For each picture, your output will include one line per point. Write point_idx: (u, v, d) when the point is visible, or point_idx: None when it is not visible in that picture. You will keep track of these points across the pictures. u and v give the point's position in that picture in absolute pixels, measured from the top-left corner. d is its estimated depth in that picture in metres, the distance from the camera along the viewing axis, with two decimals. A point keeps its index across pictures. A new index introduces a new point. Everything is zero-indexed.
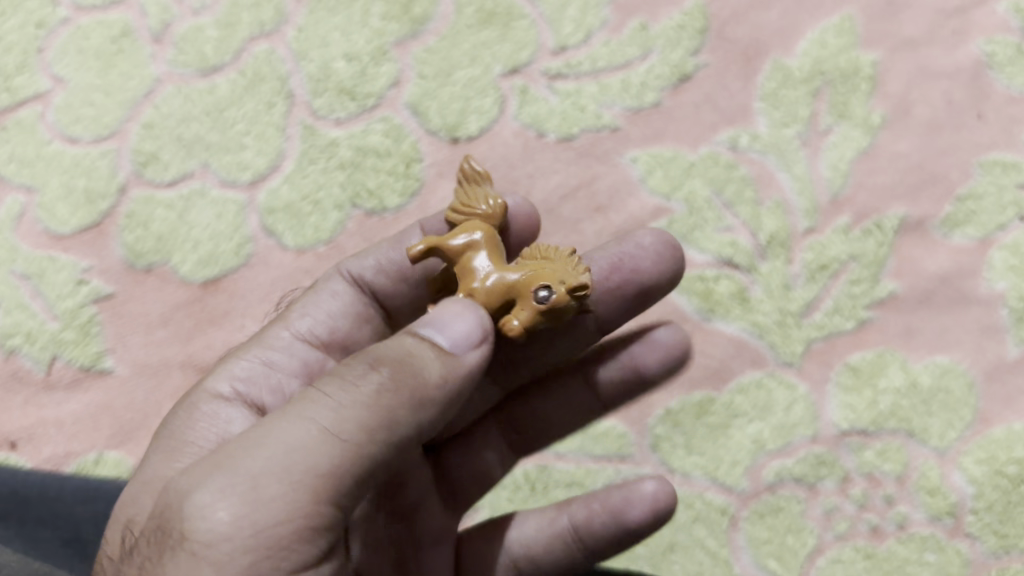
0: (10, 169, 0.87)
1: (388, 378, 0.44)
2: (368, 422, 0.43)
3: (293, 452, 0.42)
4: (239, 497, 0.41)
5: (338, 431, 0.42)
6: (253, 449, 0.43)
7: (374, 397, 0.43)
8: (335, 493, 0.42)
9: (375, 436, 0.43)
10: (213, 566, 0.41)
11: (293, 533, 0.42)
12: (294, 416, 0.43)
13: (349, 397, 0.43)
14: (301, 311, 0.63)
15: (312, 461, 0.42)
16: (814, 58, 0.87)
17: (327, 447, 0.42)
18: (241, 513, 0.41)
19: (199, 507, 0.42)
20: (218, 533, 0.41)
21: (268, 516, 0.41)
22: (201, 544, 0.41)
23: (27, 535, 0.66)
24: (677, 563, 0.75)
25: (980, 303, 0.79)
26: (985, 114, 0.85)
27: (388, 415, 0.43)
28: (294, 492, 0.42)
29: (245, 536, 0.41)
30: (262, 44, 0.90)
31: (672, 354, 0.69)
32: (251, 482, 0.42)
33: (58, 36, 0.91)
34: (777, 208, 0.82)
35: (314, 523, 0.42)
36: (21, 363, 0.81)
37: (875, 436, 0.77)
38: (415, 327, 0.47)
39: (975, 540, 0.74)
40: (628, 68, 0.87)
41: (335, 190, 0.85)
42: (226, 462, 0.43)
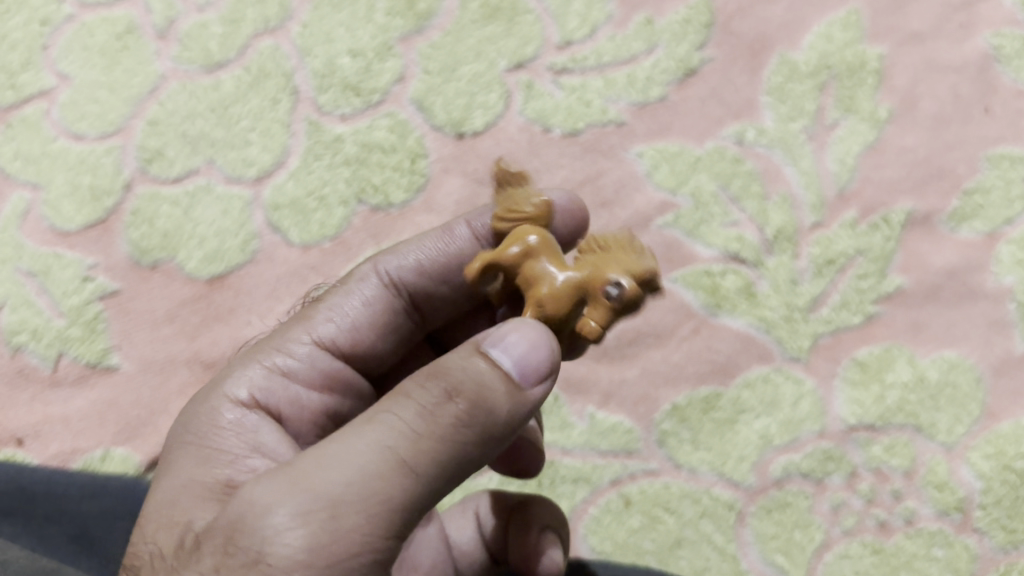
0: (15, 166, 0.87)
1: (467, 410, 0.41)
2: (444, 458, 0.40)
3: (372, 481, 0.39)
4: (316, 523, 0.39)
5: (416, 465, 0.40)
6: (327, 472, 0.39)
7: (451, 431, 0.40)
8: (405, 523, 0.40)
9: (446, 471, 0.41)
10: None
11: (364, 561, 0.39)
12: (369, 443, 0.40)
13: (425, 426, 0.40)
14: (327, 314, 0.59)
15: (389, 490, 0.39)
16: (820, 53, 0.87)
17: (402, 480, 0.40)
18: (319, 542, 0.38)
19: (273, 532, 0.39)
20: (292, 559, 0.38)
21: (347, 543, 0.39)
22: (277, 568, 0.38)
23: (34, 532, 0.66)
24: (684, 559, 0.74)
25: (987, 297, 0.79)
26: (993, 108, 0.85)
27: (459, 452, 0.41)
28: (370, 520, 0.39)
29: (323, 562, 0.38)
30: (267, 40, 0.90)
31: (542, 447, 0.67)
32: (328, 507, 0.39)
33: (63, 33, 0.91)
34: (784, 202, 0.82)
35: (384, 551, 0.40)
36: (27, 361, 0.80)
37: (882, 431, 0.76)
38: (478, 343, 0.43)
39: (983, 536, 0.73)
40: (634, 62, 0.87)
41: (340, 186, 0.84)
42: (299, 482, 0.40)
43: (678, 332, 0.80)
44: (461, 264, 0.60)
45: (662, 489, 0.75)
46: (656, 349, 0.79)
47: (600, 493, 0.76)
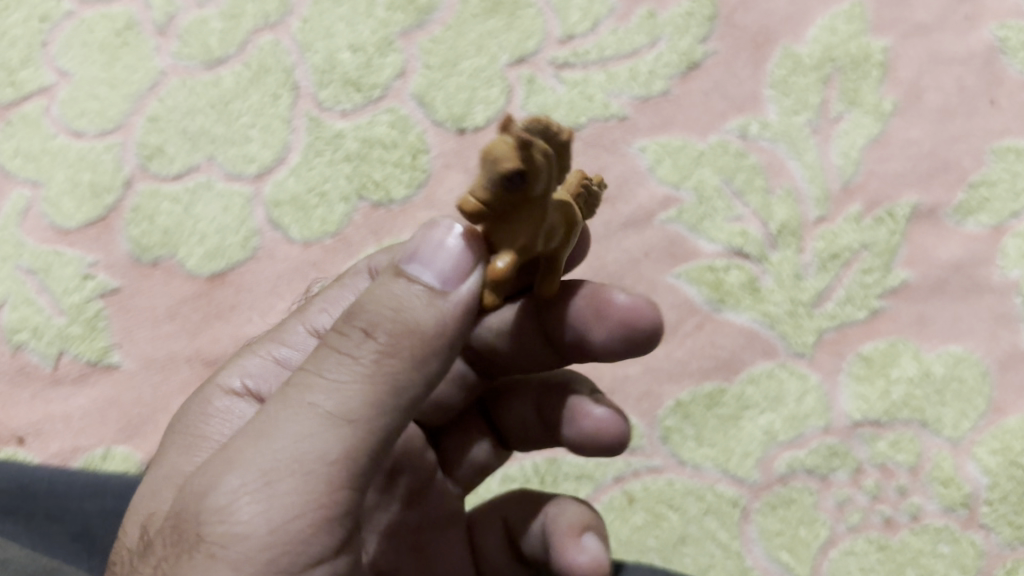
0: (15, 164, 0.87)
1: (386, 343, 0.40)
2: (377, 396, 0.40)
3: (303, 440, 0.39)
4: (254, 492, 0.39)
5: (346, 412, 0.40)
6: (261, 441, 0.40)
7: (374, 368, 0.40)
8: (351, 474, 0.40)
9: (384, 407, 0.40)
10: (232, 566, 0.38)
11: (311, 521, 0.39)
12: (297, 404, 0.40)
13: (350, 370, 0.40)
14: (322, 306, 0.58)
15: (323, 445, 0.39)
16: (824, 45, 0.86)
17: (334, 431, 0.39)
18: (259, 510, 0.39)
19: (216, 509, 0.39)
20: (235, 533, 0.38)
21: (287, 506, 0.39)
22: (220, 542, 0.39)
23: (35, 531, 0.66)
24: (688, 556, 0.74)
25: (994, 291, 0.78)
26: (998, 100, 0.84)
27: (393, 386, 0.40)
28: (310, 479, 0.39)
29: (266, 528, 0.39)
30: (267, 36, 0.89)
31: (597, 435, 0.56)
32: (262, 475, 0.39)
33: (62, 29, 0.91)
34: (787, 196, 0.81)
35: (333, 506, 0.40)
36: (27, 359, 0.80)
37: (887, 427, 0.76)
38: (399, 265, 0.43)
39: (989, 532, 0.73)
40: (636, 56, 0.86)
41: (341, 182, 0.84)
42: (235, 458, 0.40)
43: (682, 328, 0.79)
44: None
45: (666, 485, 0.75)
46: (659, 345, 0.79)
47: (604, 489, 0.75)
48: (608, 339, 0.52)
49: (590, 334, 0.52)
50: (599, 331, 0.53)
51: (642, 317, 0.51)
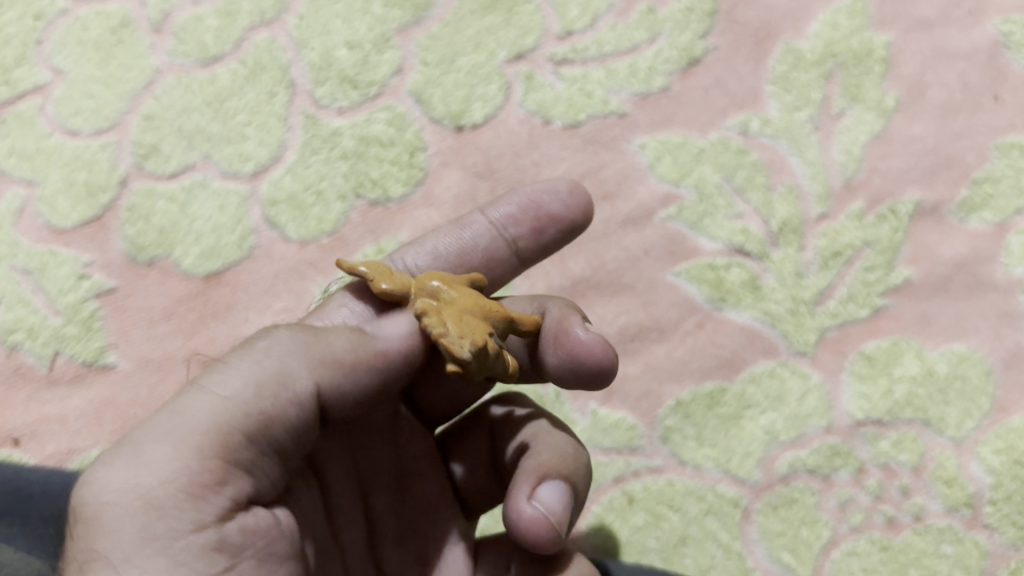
0: (9, 163, 0.86)
1: (276, 340, 0.45)
2: (255, 380, 0.44)
3: (184, 413, 0.42)
4: (128, 459, 0.41)
5: (225, 390, 0.43)
6: (150, 420, 0.43)
7: (261, 358, 0.44)
8: (224, 447, 0.42)
9: (264, 391, 0.43)
10: (110, 533, 0.39)
11: (178, 486, 0.40)
12: (187, 389, 0.44)
13: (237, 361, 0.44)
14: (341, 302, 0.57)
15: (197, 414, 0.42)
16: (826, 41, 0.85)
17: (211, 406, 0.42)
18: (128, 475, 0.40)
19: (89, 480, 0.41)
20: (109, 499, 0.40)
21: (158, 469, 0.40)
22: (93, 510, 0.40)
23: (31, 535, 0.64)
24: (688, 557, 0.73)
25: (998, 289, 0.78)
26: (1002, 96, 0.83)
27: (275, 373, 0.44)
28: (182, 446, 0.41)
29: (135, 491, 0.40)
30: (262, 33, 0.88)
31: (521, 530, 0.50)
32: (138, 448, 0.41)
33: (57, 27, 0.90)
34: (789, 193, 0.81)
35: (202, 474, 0.41)
36: (23, 359, 0.79)
37: (890, 426, 0.75)
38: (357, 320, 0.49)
39: (993, 532, 0.72)
40: (635, 52, 0.86)
41: (338, 181, 0.83)
42: (125, 438, 0.43)
43: (682, 327, 0.78)
44: (478, 249, 0.63)
45: (666, 486, 0.74)
46: (659, 344, 0.78)
47: (603, 490, 0.74)
48: (557, 365, 0.55)
49: (540, 352, 0.56)
50: (549, 354, 0.55)
51: (601, 355, 0.55)
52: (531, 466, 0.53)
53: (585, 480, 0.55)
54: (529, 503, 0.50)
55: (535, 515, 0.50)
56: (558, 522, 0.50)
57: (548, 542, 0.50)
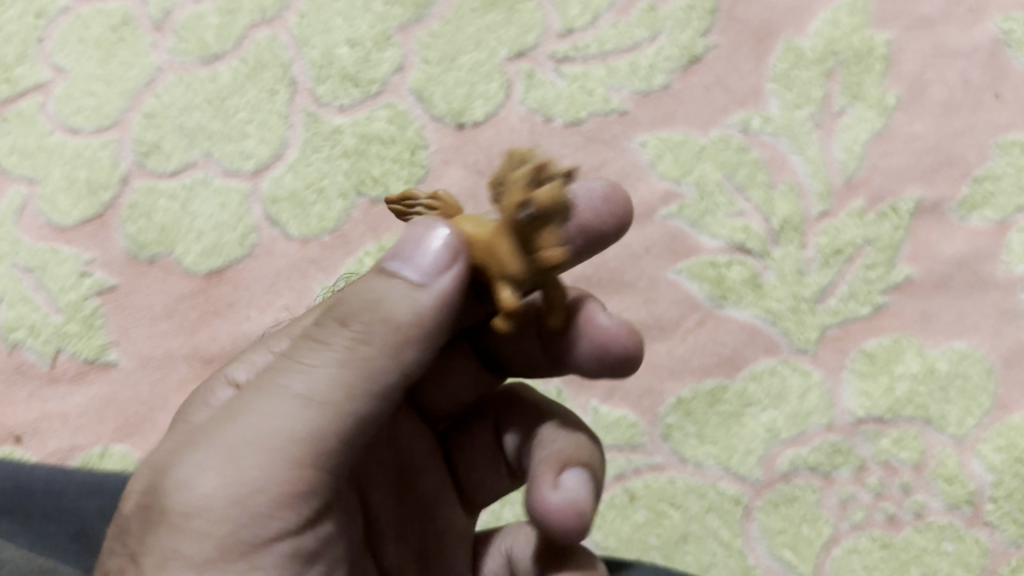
0: (10, 161, 0.86)
1: (360, 331, 0.39)
2: (348, 383, 0.39)
3: (272, 418, 0.39)
4: (218, 467, 0.39)
5: (315, 396, 0.39)
6: (234, 418, 0.40)
7: (348, 355, 0.39)
8: (316, 457, 0.40)
9: (355, 392, 0.39)
10: (196, 539, 0.38)
11: (272, 499, 0.39)
12: (272, 384, 0.40)
13: (321, 354, 0.40)
14: None
15: (290, 427, 0.39)
16: (826, 39, 0.85)
17: (301, 412, 0.39)
18: (221, 483, 0.39)
19: (178, 482, 0.39)
20: (196, 505, 0.39)
21: (249, 480, 0.39)
22: (181, 515, 0.39)
23: (32, 530, 0.65)
24: (690, 554, 0.73)
25: (999, 287, 0.78)
26: (1003, 94, 0.83)
27: (365, 372, 0.39)
28: (273, 456, 0.39)
29: (227, 501, 0.39)
30: (263, 31, 0.88)
31: (551, 522, 0.46)
32: (226, 453, 0.39)
33: (58, 25, 0.90)
34: (790, 191, 0.81)
35: (295, 485, 0.39)
36: (24, 357, 0.79)
37: (891, 424, 0.75)
38: (383, 262, 0.41)
39: (994, 529, 0.72)
40: (637, 50, 0.86)
41: (339, 179, 0.83)
42: (208, 434, 0.40)
43: (683, 324, 0.78)
44: None
45: (667, 483, 0.74)
46: (660, 342, 0.78)
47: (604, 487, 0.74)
48: (582, 356, 0.50)
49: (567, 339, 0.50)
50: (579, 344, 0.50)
51: (624, 338, 0.49)
52: (548, 455, 0.49)
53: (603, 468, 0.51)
54: (555, 493, 0.46)
55: (562, 503, 0.46)
56: (587, 510, 0.46)
57: (579, 531, 0.45)
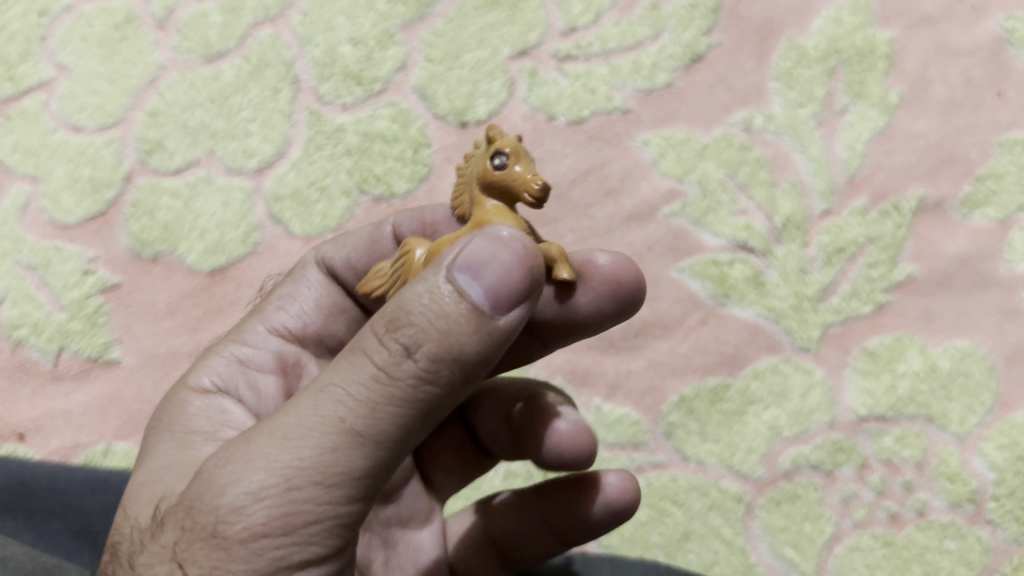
0: (14, 159, 0.86)
1: (426, 365, 0.38)
2: (406, 416, 0.39)
3: (331, 450, 0.38)
4: (275, 496, 0.38)
5: (377, 428, 0.38)
6: (289, 444, 0.38)
7: (410, 388, 0.38)
8: (367, 485, 0.40)
9: (411, 425, 0.39)
10: (245, 565, 0.38)
11: (324, 528, 0.39)
12: (330, 413, 0.38)
13: (383, 385, 0.38)
14: (278, 304, 0.61)
15: (346, 459, 0.38)
16: (829, 37, 0.85)
17: (361, 444, 0.38)
18: (276, 513, 0.38)
19: (231, 508, 0.38)
20: (250, 534, 0.38)
21: (306, 510, 0.38)
22: (233, 541, 0.38)
23: (36, 527, 0.65)
24: (693, 552, 0.73)
25: (1001, 285, 0.78)
26: (1006, 92, 0.83)
27: (424, 405, 0.39)
28: (330, 488, 0.38)
29: (282, 531, 0.38)
30: (267, 29, 0.89)
31: (570, 447, 0.54)
32: (279, 480, 0.38)
33: (61, 24, 0.90)
34: (792, 189, 0.81)
35: (346, 513, 0.39)
36: (28, 355, 0.79)
37: (893, 422, 0.75)
38: (448, 268, 0.39)
39: (996, 527, 0.72)
40: (639, 48, 0.86)
41: (342, 177, 0.83)
42: (260, 458, 0.39)
43: (686, 322, 0.78)
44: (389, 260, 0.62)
45: (669, 481, 0.74)
46: (663, 340, 0.78)
47: None
48: (595, 302, 0.52)
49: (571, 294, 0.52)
50: (582, 294, 0.52)
51: (621, 275, 0.52)
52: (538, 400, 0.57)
53: None
54: (561, 420, 0.55)
55: (570, 429, 0.54)
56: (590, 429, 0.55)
57: (591, 445, 0.54)
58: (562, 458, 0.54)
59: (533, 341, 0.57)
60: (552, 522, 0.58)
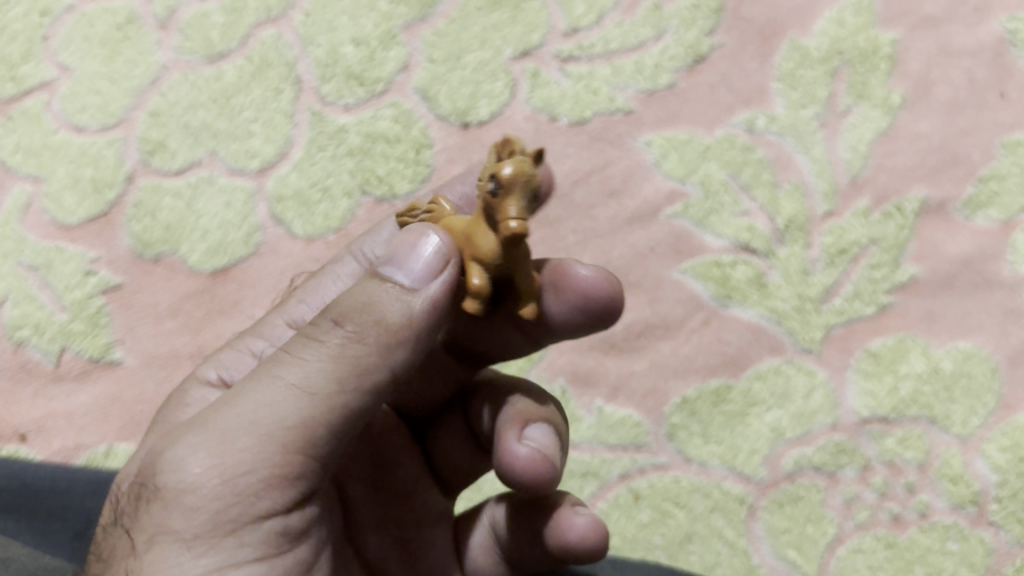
0: (16, 159, 0.86)
1: (352, 330, 0.43)
2: (336, 378, 0.42)
3: (266, 408, 0.42)
4: (213, 449, 0.42)
5: (308, 388, 0.42)
6: (232, 406, 0.43)
7: (340, 351, 0.43)
8: (304, 446, 0.42)
9: (345, 389, 0.43)
10: (186, 512, 0.42)
11: (259, 482, 0.42)
12: (269, 377, 0.43)
13: (315, 350, 0.43)
14: (300, 298, 0.62)
15: (276, 420, 0.42)
16: (832, 38, 0.85)
17: (294, 403, 0.42)
18: (213, 464, 0.42)
19: (175, 460, 0.43)
20: (190, 484, 0.42)
21: (240, 462, 0.42)
22: (176, 491, 0.42)
23: (38, 528, 0.65)
24: (695, 553, 0.73)
25: (1003, 287, 0.78)
26: (1009, 93, 0.83)
27: (354, 368, 0.43)
28: (264, 442, 0.42)
29: (218, 481, 0.42)
30: (269, 29, 0.88)
31: (521, 475, 0.52)
32: (216, 440, 0.42)
33: (63, 23, 0.90)
34: (795, 190, 0.81)
35: (282, 471, 0.42)
36: (30, 355, 0.79)
37: (896, 423, 0.75)
38: (377, 269, 0.45)
39: (998, 529, 0.72)
40: (642, 49, 0.86)
41: (344, 178, 0.83)
42: (208, 419, 0.44)
43: (688, 323, 0.78)
44: None
45: (672, 483, 0.74)
46: (665, 341, 0.78)
47: (609, 487, 0.74)
48: (563, 310, 0.53)
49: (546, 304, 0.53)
50: (553, 302, 0.53)
51: (597, 288, 0.52)
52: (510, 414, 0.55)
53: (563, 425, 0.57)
54: (519, 444, 0.52)
55: (526, 456, 0.52)
56: (551, 454, 0.52)
57: (546, 474, 0.52)
58: (512, 482, 0.52)
59: (520, 335, 0.56)
60: (535, 536, 0.57)
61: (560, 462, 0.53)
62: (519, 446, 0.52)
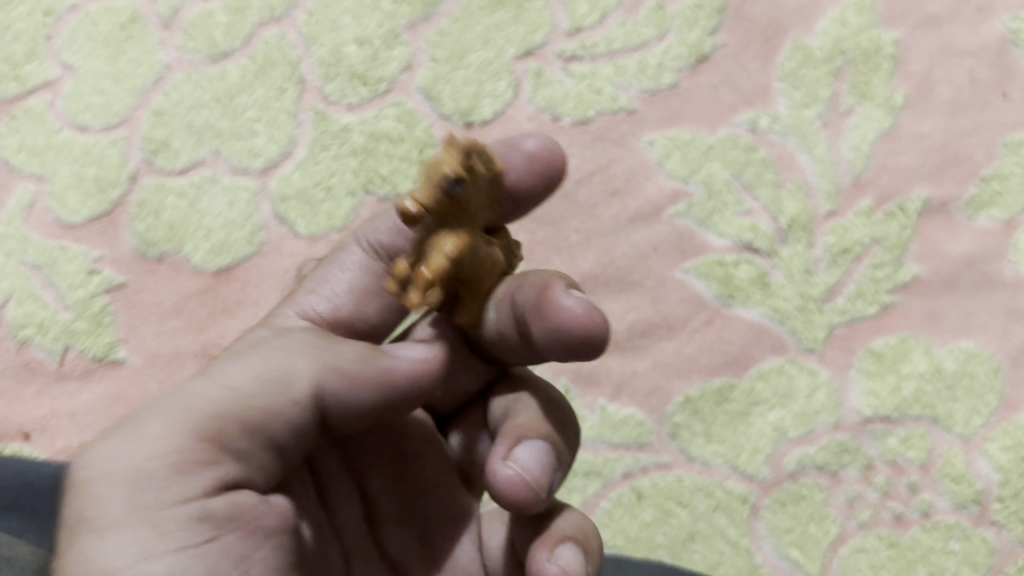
0: (19, 158, 0.86)
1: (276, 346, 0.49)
2: (257, 375, 0.47)
3: (186, 400, 0.46)
4: (127, 435, 0.45)
5: (228, 380, 0.46)
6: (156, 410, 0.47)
7: (262, 357, 0.48)
8: (222, 430, 0.45)
9: (265, 384, 0.46)
10: (103, 495, 0.43)
11: (173, 460, 0.43)
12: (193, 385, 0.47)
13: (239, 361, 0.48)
14: (309, 289, 0.60)
15: (199, 401, 0.45)
16: (835, 38, 0.85)
17: (212, 393, 0.46)
18: (127, 447, 0.44)
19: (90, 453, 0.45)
20: (105, 468, 0.43)
21: (156, 443, 0.44)
22: (90, 478, 0.43)
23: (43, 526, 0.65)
24: (698, 552, 0.73)
25: (1005, 286, 0.78)
26: (1011, 93, 0.83)
27: (274, 369, 0.47)
28: (181, 426, 0.44)
29: (134, 461, 0.43)
30: (272, 29, 0.89)
31: (502, 495, 0.48)
32: (135, 431, 0.44)
33: (66, 23, 0.90)
34: (798, 190, 0.81)
35: (199, 451, 0.44)
36: (33, 354, 0.80)
37: (898, 423, 0.75)
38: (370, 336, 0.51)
39: (1001, 528, 0.72)
40: (645, 49, 0.86)
41: (347, 177, 0.83)
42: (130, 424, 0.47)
43: (691, 323, 0.78)
44: None
45: (675, 482, 0.74)
46: (668, 341, 0.78)
47: (612, 486, 0.74)
48: (543, 340, 0.50)
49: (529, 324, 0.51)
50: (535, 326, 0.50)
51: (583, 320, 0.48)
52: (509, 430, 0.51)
53: (566, 449, 0.53)
54: (505, 465, 0.49)
55: (510, 478, 0.48)
56: (536, 481, 0.48)
57: (525, 500, 0.48)
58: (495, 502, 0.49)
59: (518, 342, 0.53)
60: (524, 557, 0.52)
61: (547, 489, 0.49)
62: (505, 466, 0.49)
